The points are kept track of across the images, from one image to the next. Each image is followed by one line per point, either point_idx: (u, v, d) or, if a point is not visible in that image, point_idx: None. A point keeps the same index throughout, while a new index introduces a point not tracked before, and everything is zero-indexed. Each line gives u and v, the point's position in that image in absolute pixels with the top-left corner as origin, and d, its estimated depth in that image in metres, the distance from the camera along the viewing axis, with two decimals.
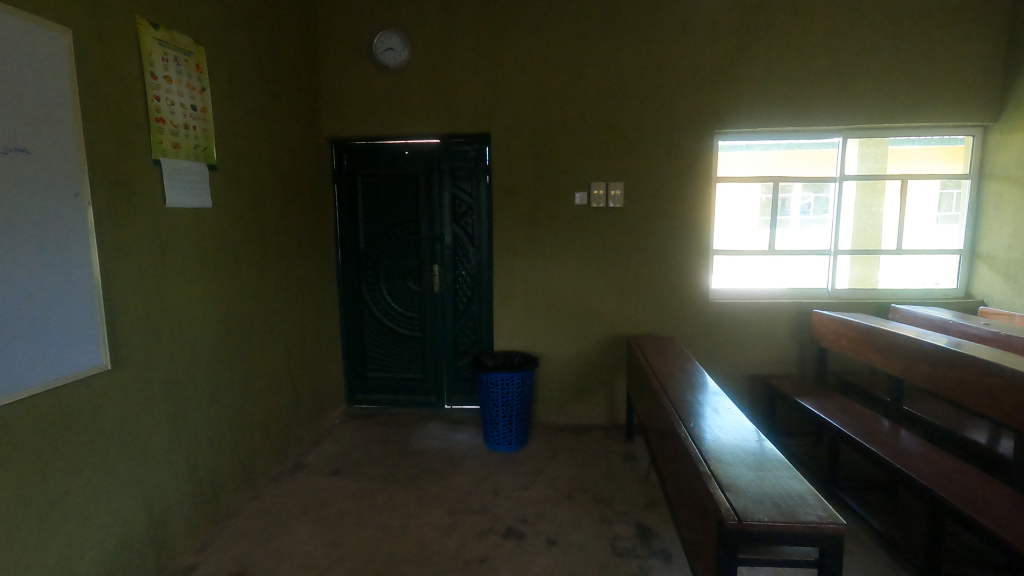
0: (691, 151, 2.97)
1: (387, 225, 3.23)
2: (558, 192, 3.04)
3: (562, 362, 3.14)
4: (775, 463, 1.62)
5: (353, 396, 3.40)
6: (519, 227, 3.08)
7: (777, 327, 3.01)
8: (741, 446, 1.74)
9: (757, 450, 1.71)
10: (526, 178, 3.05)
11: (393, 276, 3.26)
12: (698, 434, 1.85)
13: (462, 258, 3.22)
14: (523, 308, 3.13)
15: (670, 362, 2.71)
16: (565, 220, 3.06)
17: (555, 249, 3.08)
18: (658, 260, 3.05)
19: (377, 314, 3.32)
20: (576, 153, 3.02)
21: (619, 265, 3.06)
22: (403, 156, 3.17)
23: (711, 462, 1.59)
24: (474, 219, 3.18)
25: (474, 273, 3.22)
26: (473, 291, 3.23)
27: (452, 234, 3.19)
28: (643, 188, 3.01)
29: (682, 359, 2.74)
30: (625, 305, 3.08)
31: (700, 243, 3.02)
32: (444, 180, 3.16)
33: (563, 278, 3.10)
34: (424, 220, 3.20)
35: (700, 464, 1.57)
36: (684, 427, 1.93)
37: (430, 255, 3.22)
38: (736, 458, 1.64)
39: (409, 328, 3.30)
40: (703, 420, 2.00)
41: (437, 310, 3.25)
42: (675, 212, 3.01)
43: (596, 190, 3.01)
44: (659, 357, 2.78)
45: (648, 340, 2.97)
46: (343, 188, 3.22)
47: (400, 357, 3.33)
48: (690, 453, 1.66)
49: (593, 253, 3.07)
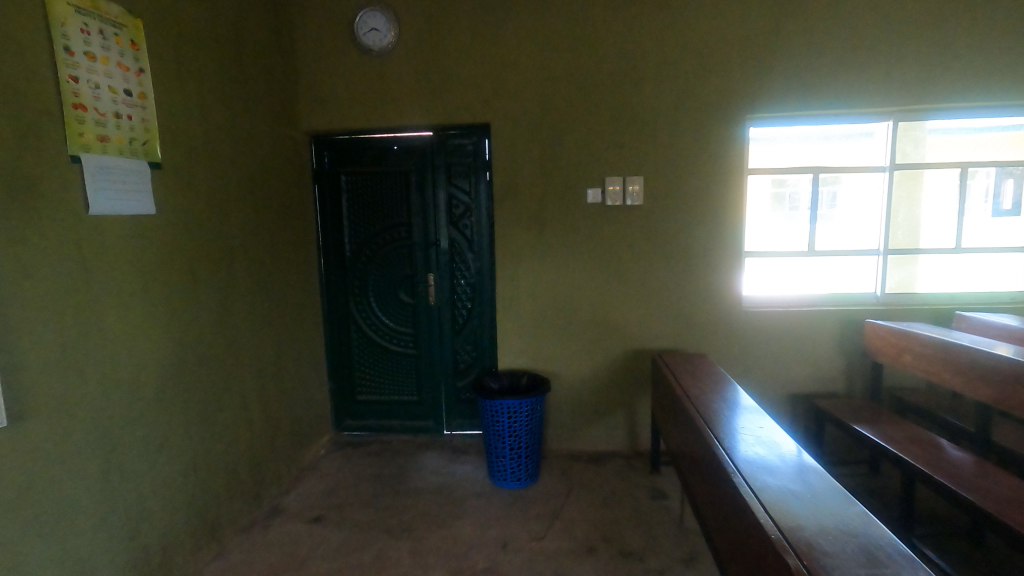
0: (719, 140, 2.61)
1: (375, 229, 2.86)
2: (568, 189, 2.68)
3: (576, 381, 2.78)
4: (886, 549, 1.26)
5: (341, 421, 3.03)
6: (524, 229, 2.72)
7: (820, 339, 2.65)
8: (832, 521, 1.38)
9: (854, 527, 1.35)
10: (532, 173, 2.68)
11: (383, 286, 2.90)
12: (770, 500, 1.48)
13: (460, 265, 2.85)
14: (530, 321, 2.77)
15: (704, 385, 2.38)
16: (577, 221, 2.69)
17: (565, 254, 2.71)
18: (683, 264, 2.68)
19: (366, 329, 2.95)
20: (588, 145, 2.65)
21: (638, 270, 2.70)
22: (391, 151, 2.81)
23: (805, 558, 1.22)
24: (474, 221, 2.81)
25: (475, 282, 2.85)
26: (473, 303, 2.87)
27: (449, 238, 2.83)
28: (665, 183, 2.64)
29: (719, 381, 2.41)
30: (647, 316, 2.72)
31: (731, 244, 2.65)
32: (439, 178, 2.79)
33: (575, 287, 2.73)
34: (418, 224, 2.84)
35: (791, 561, 1.21)
36: (748, 487, 1.56)
37: (424, 262, 2.86)
38: (834, 546, 1.27)
39: (402, 345, 2.93)
40: (768, 474, 1.64)
41: (433, 324, 2.89)
42: (703, 209, 2.64)
43: (611, 185, 2.64)
44: (692, 378, 2.44)
45: (677, 356, 2.63)
46: (324, 188, 2.86)
47: (393, 377, 2.97)
48: (772, 538, 1.30)
49: (610, 257, 2.70)
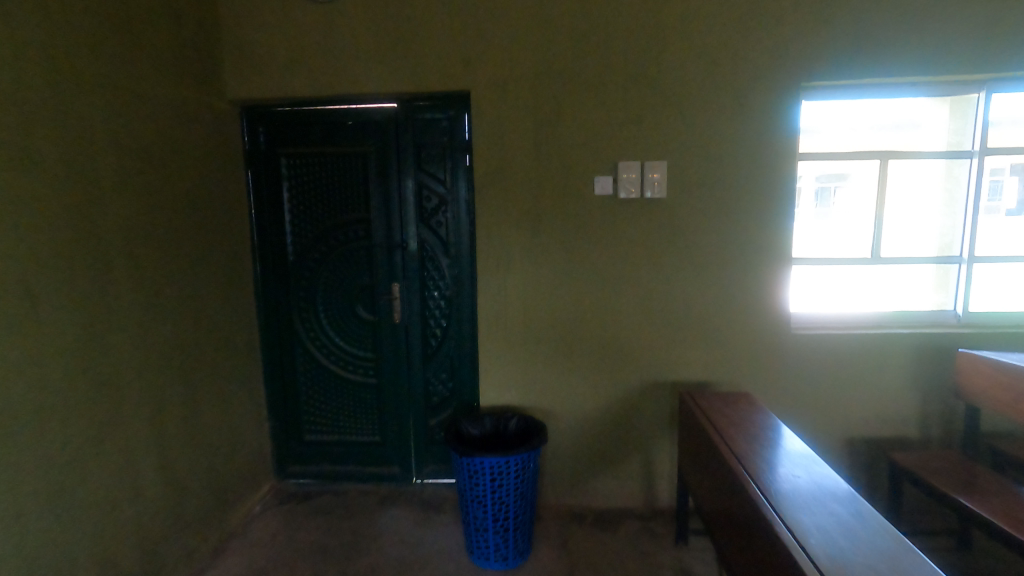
0: (764, 115, 2.03)
1: (325, 227, 2.26)
2: (570, 177, 2.10)
3: (578, 420, 2.20)
4: None
5: (284, 466, 2.43)
6: (514, 228, 2.13)
7: (889, 369, 2.09)
8: None
9: None
10: (524, 157, 2.10)
11: (336, 299, 2.31)
12: None
13: (433, 273, 2.26)
14: (521, 345, 2.19)
15: (749, 434, 1.79)
16: (581, 219, 2.11)
17: (565, 260, 2.14)
18: (715, 274, 2.10)
19: (315, 352, 2.35)
20: (596, 121, 2.07)
21: (658, 282, 2.12)
22: (345, 127, 2.21)
23: None
24: (450, 218, 2.22)
25: (451, 295, 2.26)
26: (449, 320, 2.28)
27: (419, 239, 2.24)
28: (693, 170, 2.06)
29: (766, 429, 1.83)
30: (669, 340, 2.14)
31: (779, 250, 2.07)
32: (406, 163, 2.20)
33: (578, 302, 2.16)
34: (379, 221, 2.24)
35: None
36: None
37: (387, 270, 2.26)
38: None
39: (361, 371, 2.34)
40: None
41: (399, 346, 2.30)
42: (742, 203, 2.06)
43: (626, 172, 2.06)
44: (732, 424, 1.85)
45: (710, 395, 2.05)
46: (260, 175, 2.25)
47: (350, 413, 2.38)
48: None
49: (623, 265, 2.12)
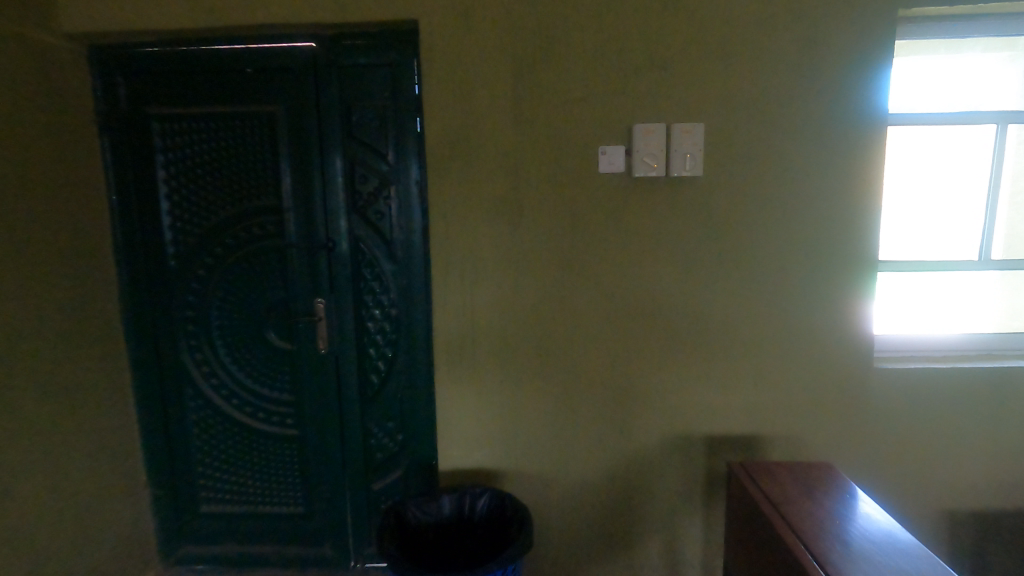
0: (843, 58, 1.40)
1: (219, 220, 1.60)
2: (563, 148, 1.47)
3: (576, 488, 1.59)
4: None
5: (174, 548, 1.77)
6: (484, 222, 1.50)
7: (1009, 416, 1.50)
8: None
9: None
10: (499, 120, 1.47)
11: (237, 321, 1.65)
12: None
13: (372, 283, 1.61)
14: (496, 385, 1.57)
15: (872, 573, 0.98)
16: (579, 209, 1.49)
17: (557, 267, 1.52)
18: (768, 286, 1.49)
19: (209, 394, 1.69)
20: (602, 68, 1.44)
21: (688, 298, 1.51)
22: (241, 77, 1.54)
23: None
24: (396, 207, 1.58)
25: (398, 315, 1.62)
26: (396, 349, 1.64)
27: (352, 238, 1.59)
28: (740, 139, 1.44)
29: (903, 560, 1.01)
30: (702, 378, 1.53)
31: (859, 254, 1.46)
32: (331, 129, 1.55)
33: (576, 326, 1.54)
34: (295, 212, 1.59)
35: None
36: None
37: (308, 280, 1.61)
38: None
39: (276, 419, 1.69)
40: None
41: (326, 384, 1.66)
42: (809, 184, 1.44)
43: (643, 141, 1.43)
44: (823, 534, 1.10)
45: (784, 485, 1.30)
46: (122, 146, 1.58)
47: (262, 475, 1.73)
48: None
49: (639, 275, 1.51)
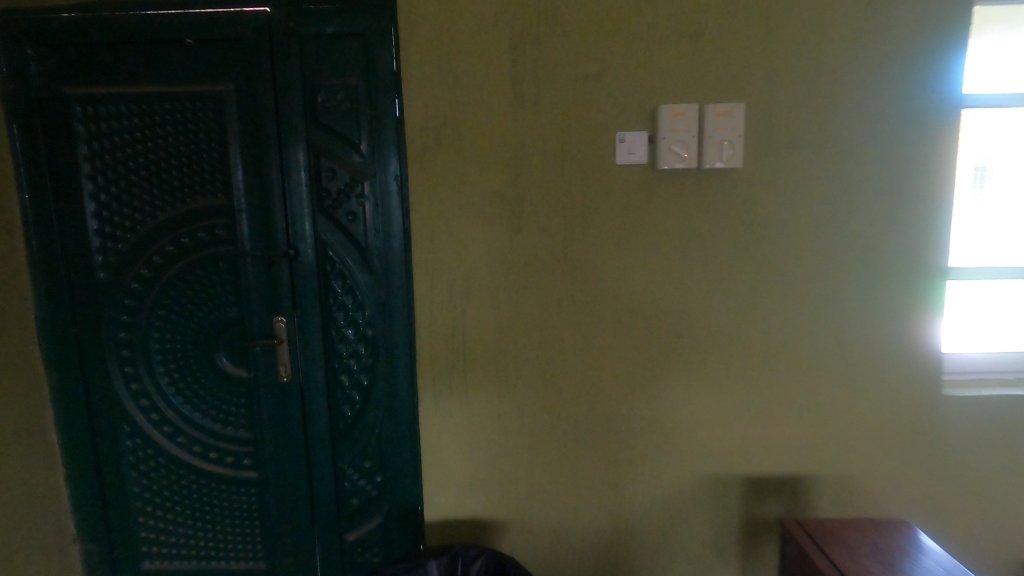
0: (911, 25, 1.16)
1: (156, 223, 1.33)
2: (573, 135, 1.22)
3: (587, 538, 1.34)
4: None
5: None
6: (478, 224, 1.26)
7: None
8: None
9: None
10: (495, 101, 1.22)
11: (180, 344, 1.37)
12: None
13: (343, 298, 1.35)
14: (493, 418, 1.32)
15: None
16: (592, 208, 1.24)
17: (566, 278, 1.27)
18: (817, 299, 1.25)
19: (149, 431, 1.41)
20: (621, 39, 1.19)
21: (721, 314, 1.26)
22: (178, 49, 1.26)
23: None
24: (372, 207, 1.31)
25: (375, 336, 1.36)
26: (372, 376, 1.37)
27: (319, 244, 1.33)
28: (786, 123, 1.19)
29: None
30: (737, 408, 1.29)
31: (927, 260, 1.22)
32: (292, 113, 1.28)
33: (588, 349, 1.29)
34: (249, 213, 1.32)
35: None
36: None
37: (265, 295, 1.34)
38: None
39: (229, 459, 1.42)
40: None
41: (289, 418, 1.39)
42: (867, 176, 1.20)
43: (670, 124, 1.18)
44: None
45: (857, 550, 1.05)
46: (34, 134, 1.30)
47: (216, 525, 1.46)
48: None
49: (663, 287, 1.26)
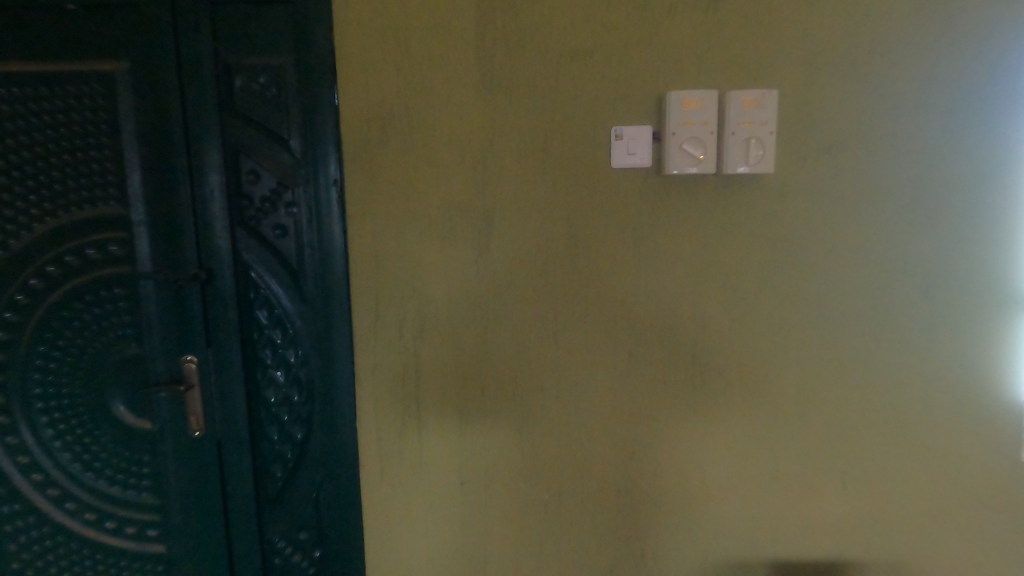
0: None
1: (35, 236, 1.06)
2: (557, 131, 0.96)
3: None
4: None
5: None
6: (436, 242, 0.99)
7: None
8: None
9: None
10: (457, 87, 0.95)
11: (66, 387, 1.10)
12: None
13: (270, 331, 1.08)
14: (456, 484, 1.06)
15: None
16: (581, 222, 0.97)
17: (547, 310, 1.00)
18: (865, 340, 0.98)
19: (30, 493, 1.14)
20: (618, 10, 0.93)
21: (744, 357, 1.00)
22: (59, 18, 1.00)
23: None
24: (305, 220, 1.04)
25: (309, 379, 1.09)
26: (307, 427, 1.10)
27: (240, 264, 1.07)
28: (829, 117, 0.93)
29: None
30: (763, 475, 1.02)
31: (1004, 292, 0.96)
32: (201, 100, 1.01)
33: (576, 399, 1.02)
34: (149, 225, 1.05)
35: None
36: None
37: (170, 327, 1.07)
38: None
39: (131, 529, 1.15)
40: None
41: (203, 480, 1.11)
42: (930, 186, 0.94)
43: (682, 117, 0.90)
44: None
45: None
46: None
47: None
48: None
49: (671, 322, 0.99)
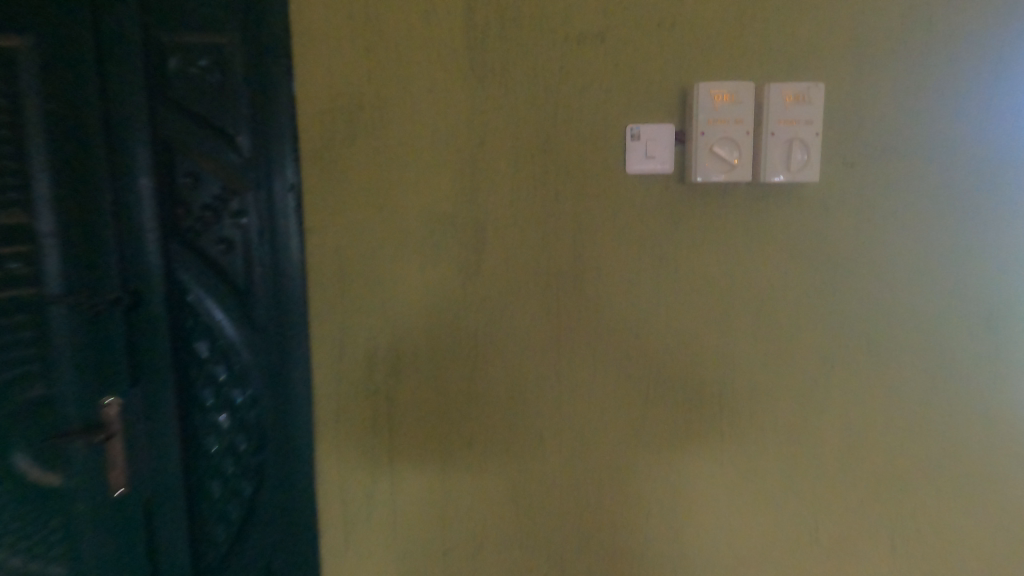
0: None
1: None
2: (561, 129, 0.79)
3: None
4: None
5: None
6: (412, 260, 0.82)
7: None
8: None
9: None
10: (440, 75, 0.79)
11: None
12: None
13: (210, 367, 0.89)
14: (437, 548, 0.89)
15: None
16: (587, 239, 0.81)
17: (546, 344, 0.84)
18: (924, 378, 0.83)
19: None
20: None
21: (779, 399, 0.84)
22: None
23: None
24: (255, 232, 0.86)
25: (257, 424, 0.90)
26: (254, 483, 0.91)
27: (174, 285, 0.88)
28: (884, 115, 0.78)
29: None
30: (796, 534, 0.88)
31: None
32: (130, 89, 0.84)
33: (580, 447, 0.86)
34: (61, 237, 0.86)
35: None
36: None
37: (84, 362, 0.88)
38: None
39: None
40: None
41: (126, 548, 0.91)
42: (1006, 196, 0.79)
43: (711, 114, 0.74)
44: None
45: None
46: None
47: None
48: None
49: (693, 359, 0.83)
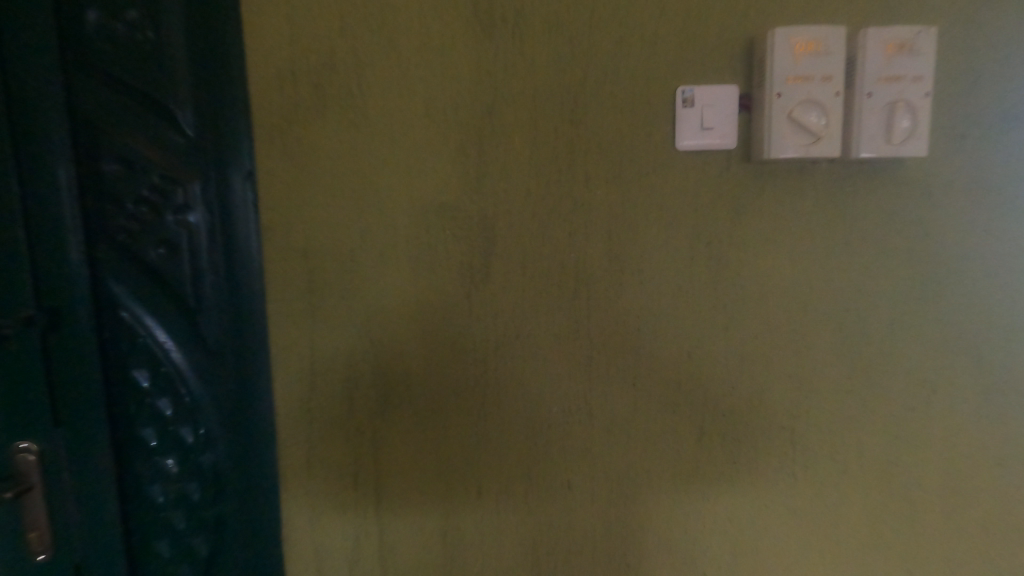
0: None
1: None
2: (593, 95, 0.62)
3: None
4: None
5: None
6: (404, 265, 0.64)
7: None
8: None
9: None
10: (436, 27, 0.61)
11: None
12: None
13: (154, 401, 0.72)
14: None
15: None
16: (627, 234, 0.64)
17: (575, 368, 0.66)
18: None
19: None
20: None
21: (872, 435, 0.67)
22: None
23: None
24: (204, 232, 0.68)
25: (214, 472, 0.72)
26: (212, 544, 0.73)
27: (105, 301, 0.70)
28: (1012, 71, 0.60)
29: None
30: None
31: None
32: (38, 52, 0.66)
33: (619, 496, 0.68)
34: None
35: None
36: None
37: None
38: None
39: None
40: None
41: None
42: None
43: (792, 70, 0.57)
44: None
45: None
46: None
47: None
48: None
49: (763, 384, 0.66)
